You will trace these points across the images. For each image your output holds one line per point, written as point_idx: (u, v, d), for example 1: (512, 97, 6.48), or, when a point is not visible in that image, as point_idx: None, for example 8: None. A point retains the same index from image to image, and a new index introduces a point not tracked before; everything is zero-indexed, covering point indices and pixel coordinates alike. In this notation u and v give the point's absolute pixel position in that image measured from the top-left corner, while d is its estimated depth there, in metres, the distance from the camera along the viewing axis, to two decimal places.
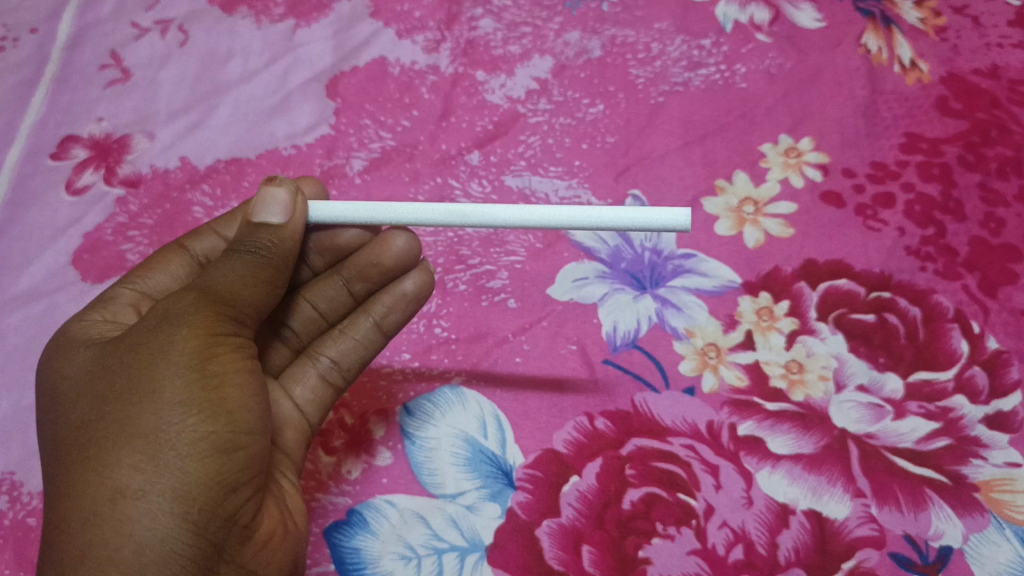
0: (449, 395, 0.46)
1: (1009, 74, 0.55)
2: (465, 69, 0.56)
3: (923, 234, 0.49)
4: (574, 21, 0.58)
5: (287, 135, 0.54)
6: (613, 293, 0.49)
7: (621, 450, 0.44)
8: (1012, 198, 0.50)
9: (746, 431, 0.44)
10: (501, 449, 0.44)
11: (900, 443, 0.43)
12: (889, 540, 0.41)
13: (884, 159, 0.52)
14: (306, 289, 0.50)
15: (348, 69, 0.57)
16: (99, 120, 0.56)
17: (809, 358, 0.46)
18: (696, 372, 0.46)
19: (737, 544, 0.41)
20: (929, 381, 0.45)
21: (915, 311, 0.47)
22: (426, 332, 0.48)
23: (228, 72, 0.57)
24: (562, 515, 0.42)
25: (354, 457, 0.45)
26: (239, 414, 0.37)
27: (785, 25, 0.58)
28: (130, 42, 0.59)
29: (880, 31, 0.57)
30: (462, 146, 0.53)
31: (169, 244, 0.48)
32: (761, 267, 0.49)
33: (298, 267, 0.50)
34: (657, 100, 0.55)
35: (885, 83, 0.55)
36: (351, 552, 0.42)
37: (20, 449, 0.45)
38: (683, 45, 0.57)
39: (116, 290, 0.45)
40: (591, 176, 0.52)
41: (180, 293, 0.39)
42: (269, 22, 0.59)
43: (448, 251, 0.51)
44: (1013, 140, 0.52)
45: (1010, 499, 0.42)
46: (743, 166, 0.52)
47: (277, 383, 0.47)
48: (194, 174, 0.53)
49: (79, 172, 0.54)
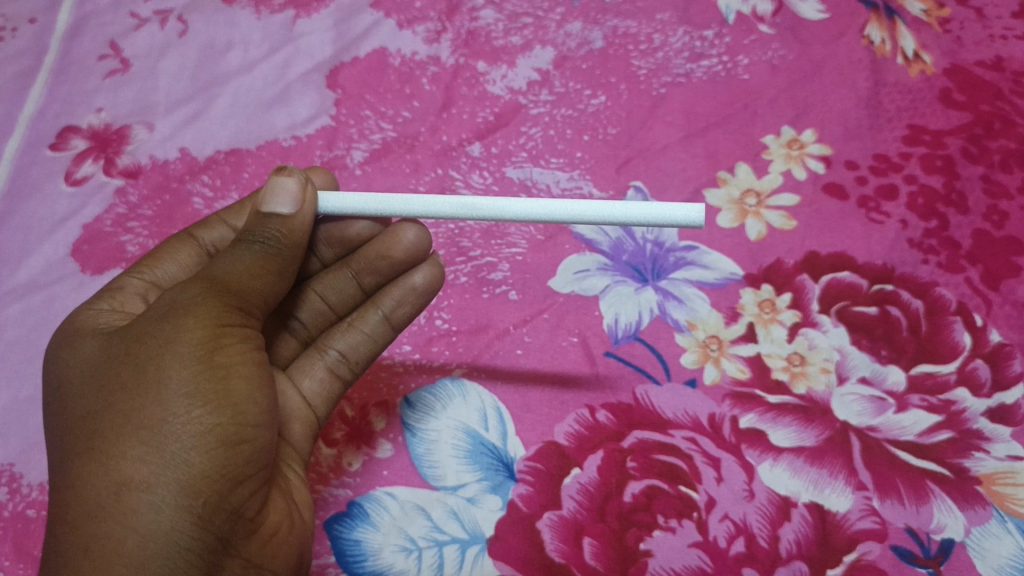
0: (450, 387, 0.46)
1: (1013, 66, 0.54)
2: (466, 60, 0.56)
3: (926, 226, 0.49)
4: (576, 12, 0.58)
5: (286, 126, 0.54)
6: (614, 286, 0.48)
7: (622, 443, 0.44)
8: (1015, 191, 0.50)
9: (747, 424, 0.44)
10: (502, 441, 0.44)
11: (902, 436, 0.43)
12: (891, 533, 0.41)
13: (887, 151, 0.52)
14: (315, 281, 0.49)
15: (348, 60, 0.56)
16: (98, 110, 0.55)
17: (811, 351, 0.46)
18: (698, 364, 0.46)
19: (739, 537, 0.41)
20: (931, 374, 0.45)
21: (918, 304, 0.47)
22: (427, 324, 0.48)
23: (228, 63, 0.57)
24: (563, 508, 0.42)
25: (354, 449, 0.44)
26: (246, 407, 0.36)
27: (788, 16, 0.57)
28: (129, 33, 0.58)
29: (883, 23, 0.57)
30: (462, 138, 0.53)
31: (177, 234, 0.48)
32: (763, 259, 0.49)
33: (307, 258, 0.49)
34: (659, 92, 0.55)
35: (888, 75, 0.55)
36: (351, 544, 0.42)
37: (20, 441, 0.45)
38: (685, 37, 0.57)
39: (124, 280, 0.44)
40: (592, 168, 0.52)
41: (187, 282, 0.39)
42: (269, 12, 0.58)
43: (448, 243, 0.51)
44: (1016, 132, 0.52)
45: (1012, 492, 0.42)
46: (745, 158, 0.52)
47: (284, 374, 0.47)
48: (193, 165, 0.53)
49: (78, 163, 0.53)
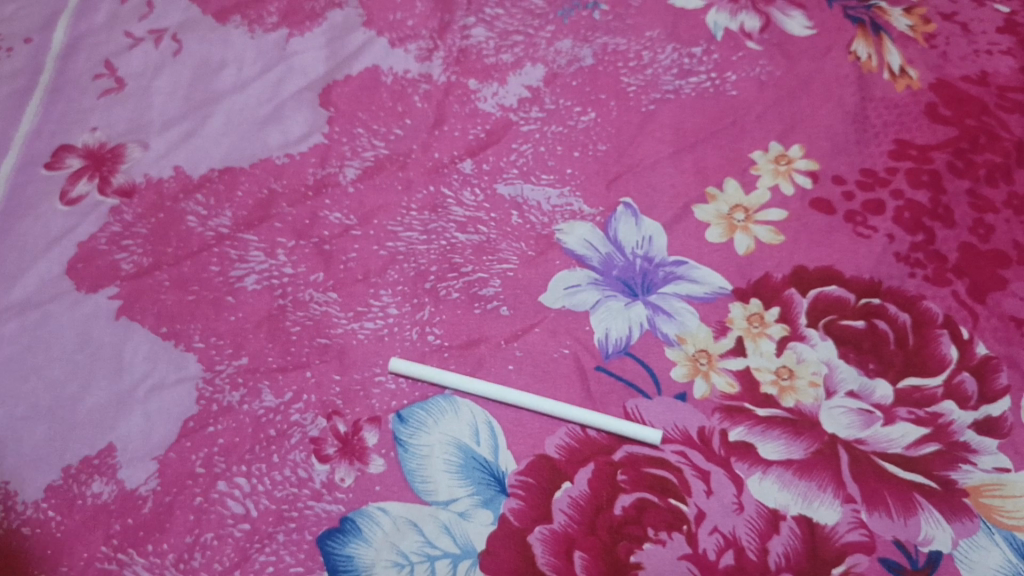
0: (443, 403, 0.46)
1: (998, 81, 0.55)
2: (458, 78, 0.57)
3: (913, 239, 0.50)
4: (566, 29, 0.59)
5: (281, 143, 0.55)
6: (604, 301, 0.49)
7: (612, 456, 0.44)
8: (1000, 204, 0.51)
9: (737, 437, 0.44)
10: (532, 399, 0.45)
11: (890, 449, 0.44)
12: (879, 545, 0.41)
13: (873, 166, 0.52)
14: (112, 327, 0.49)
15: (341, 78, 0.57)
16: (93, 129, 0.56)
17: (800, 364, 0.46)
18: (688, 378, 0.46)
19: (728, 550, 0.41)
20: (918, 387, 0.45)
21: (905, 317, 0.47)
22: (419, 340, 0.48)
23: (222, 82, 0.58)
24: (554, 522, 0.42)
25: (347, 463, 0.44)
26: (132, 498, 0.44)
27: (775, 32, 0.58)
28: (124, 52, 0.59)
29: (869, 38, 0.58)
30: (454, 155, 0.54)
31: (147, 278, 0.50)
32: (752, 274, 0.49)
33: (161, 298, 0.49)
34: (648, 108, 0.55)
35: (874, 91, 0.55)
36: (344, 559, 0.42)
37: (13, 459, 0.45)
38: (673, 53, 0.58)
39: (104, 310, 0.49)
40: (582, 184, 0.53)
41: (134, 383, 0.47)
42: (263, 31, 0.59)
43: (441, 259, 0.50)
44: (1001, 146, 0.53)
45: (999, 504, 0.42)
46: (733, 174, 0.53)
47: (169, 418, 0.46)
48: (187, 182, 0.53)
49: (73, 181, 0.54)
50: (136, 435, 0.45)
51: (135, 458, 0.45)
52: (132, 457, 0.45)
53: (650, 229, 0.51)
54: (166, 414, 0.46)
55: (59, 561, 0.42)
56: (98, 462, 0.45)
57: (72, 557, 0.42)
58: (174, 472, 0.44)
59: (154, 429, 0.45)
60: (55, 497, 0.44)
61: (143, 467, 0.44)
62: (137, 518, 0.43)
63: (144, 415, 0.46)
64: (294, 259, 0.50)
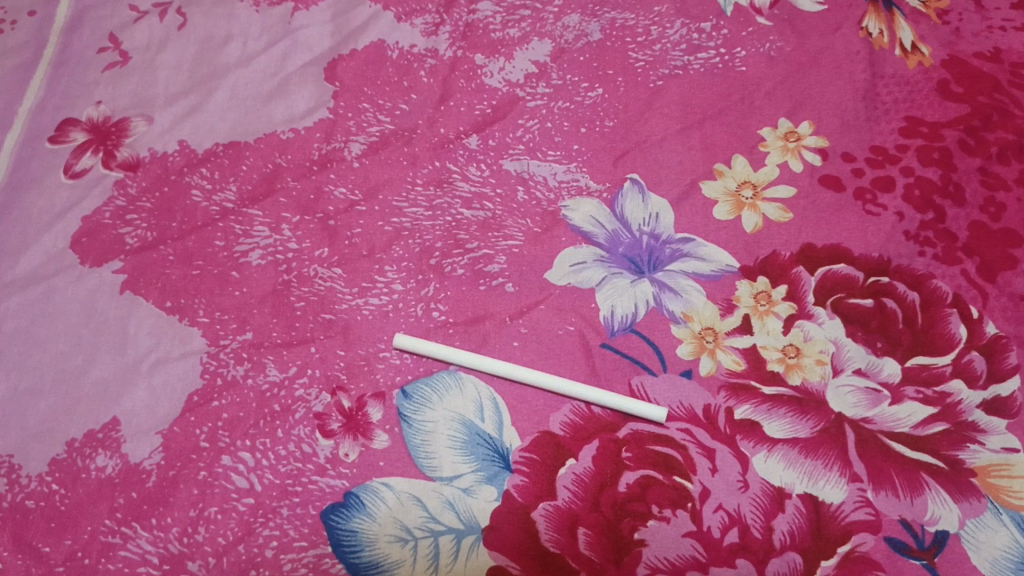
0: (447, 379, 0.46)
1: (1012, 58, 0.54)
2: (464, 53, 0.56)
3: (923, 218, 0.49)
4: (574, 4, 0.58)
5: (285, 118, 0.54)
6: (610, 278, 0.48)
7: (617, 434, 0.44)
8: (1012, 182, 0.50)
9: (743, 415, 0.44)
10: (536, 376, 0.45)
11: (897, 428, 0.43)
12: (885, 524, 0.41)
13: (884, 143, 0.52)
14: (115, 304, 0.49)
15: (347, 53, 0.56)
16: (98, 103, 0.56)
17: (806, 343, 0.46)
18: (693, 356, 0.46)
19: (733, 528, 0.41)
20: (926, 366, 0.45)
21: (914, 296, 0.47)
22: (424, 316, 0.48)
23: (226, 56, 0.57)
24: (558, 498, 0.42)
25: (351, 438, 0.44)
26: (136, 472, 0.44)
27: (786, 8, 0.57)
28: (128, 25, 0.59)
29: (881, 14, 0.57)
30: (460, 130, 0.53)
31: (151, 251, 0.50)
32: (759, 251, 0.49)
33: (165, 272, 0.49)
34: (656, 84, 0.55)
35: (885, 67, 0.55)
36: (348, 534, 0.42)
37: (17, 432, 0.45)
38: (682, 29, 0.57)
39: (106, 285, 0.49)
40: (589, 161, 0.52)
41: (139, 357, 0.47)
42: (268, 4, 0.59)
43: (446, 235, 0.50)
44: (1013, 124, 0.52)
45: (1007, 485, 0.42)
46: (741, 151, 0.52)
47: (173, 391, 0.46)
48: (192, 157, 0.53)
49: (78, 155, 0.54)
50: (141, 409, 0.45)
51: (140, 431, 0.45)
52: (135, 431, 0.45)
53: (657, 206, 0.50)
54: (171, 388, 0.46)
55: (64, 534, 0.42)
56: (103, 436, 0.45)
57: (76, 530, 0.42)
58: (178, 446, 0.44)
59: (158, 403, 0.45)
60: (58, 471, 0.44)
61: (147, 440, 0.45)
62: (140, 491, 0.43)
63: (149, 388, 0.46)
64: (299, 234, 0.50)
